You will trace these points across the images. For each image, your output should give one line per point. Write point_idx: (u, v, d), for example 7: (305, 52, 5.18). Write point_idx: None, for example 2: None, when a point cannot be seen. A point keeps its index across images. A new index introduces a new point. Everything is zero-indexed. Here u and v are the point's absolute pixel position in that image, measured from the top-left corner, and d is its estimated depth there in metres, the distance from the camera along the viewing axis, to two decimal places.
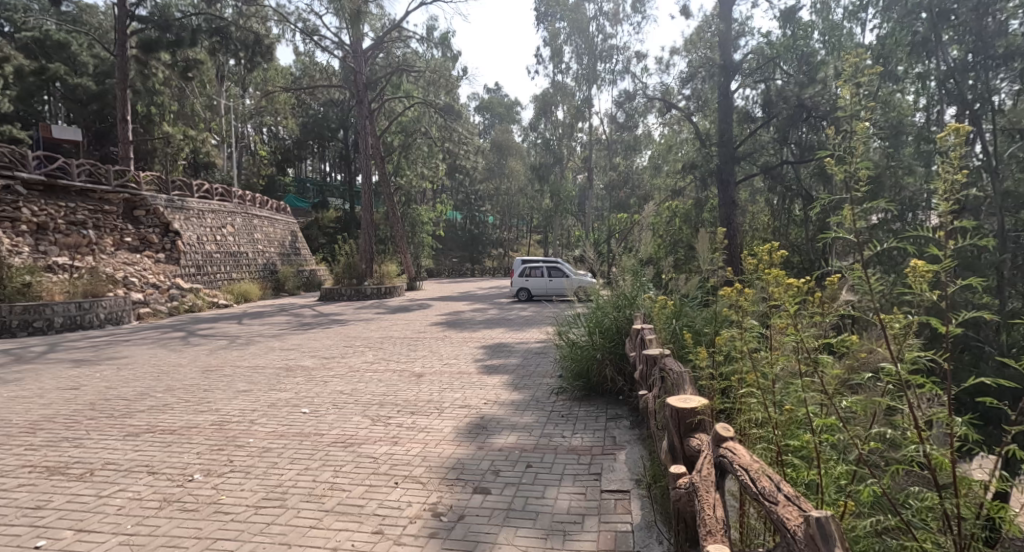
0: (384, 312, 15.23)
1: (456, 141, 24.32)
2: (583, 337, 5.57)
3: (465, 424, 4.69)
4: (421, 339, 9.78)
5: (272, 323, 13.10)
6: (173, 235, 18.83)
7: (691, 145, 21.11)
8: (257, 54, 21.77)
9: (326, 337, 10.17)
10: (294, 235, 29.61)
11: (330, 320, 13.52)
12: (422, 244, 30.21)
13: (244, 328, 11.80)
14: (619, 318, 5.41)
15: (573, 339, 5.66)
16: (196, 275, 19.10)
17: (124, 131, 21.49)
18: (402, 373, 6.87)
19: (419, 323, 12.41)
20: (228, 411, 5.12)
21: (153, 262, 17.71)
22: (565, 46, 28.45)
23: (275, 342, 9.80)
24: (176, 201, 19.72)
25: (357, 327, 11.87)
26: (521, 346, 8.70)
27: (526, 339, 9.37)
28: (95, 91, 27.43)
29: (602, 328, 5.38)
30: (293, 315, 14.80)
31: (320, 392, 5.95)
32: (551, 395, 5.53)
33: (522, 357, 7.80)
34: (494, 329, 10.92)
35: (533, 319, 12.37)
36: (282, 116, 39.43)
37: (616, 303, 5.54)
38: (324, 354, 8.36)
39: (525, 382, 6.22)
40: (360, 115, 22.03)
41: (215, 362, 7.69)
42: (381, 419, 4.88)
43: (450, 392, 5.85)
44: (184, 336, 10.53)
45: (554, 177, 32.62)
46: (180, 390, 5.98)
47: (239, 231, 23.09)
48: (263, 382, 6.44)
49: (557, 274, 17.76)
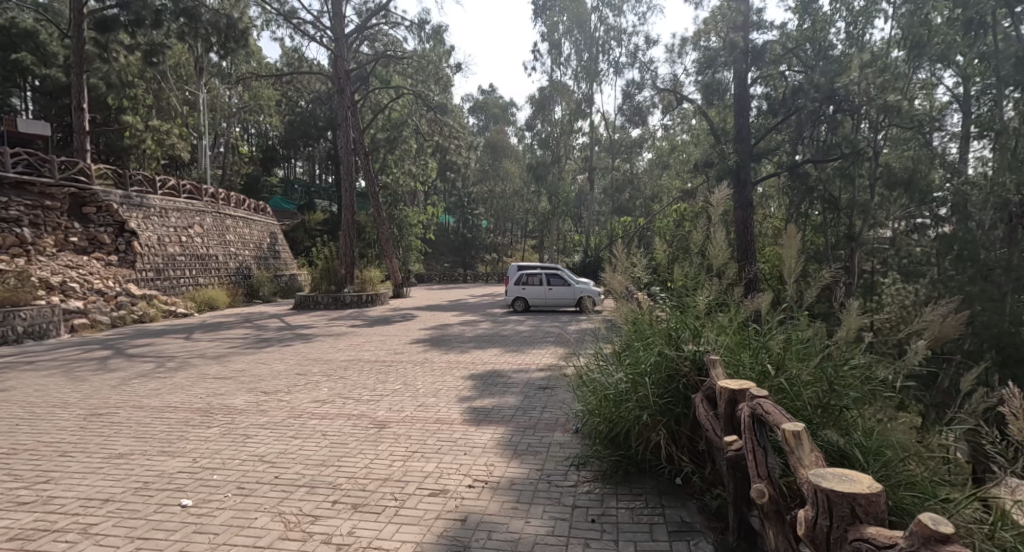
0: (360, 324, 13.35)
1: (446, 136, 22.43)
2: (615, 381, 3.71)
3: (436, 542, 2.84)
4: (397, 364, 7.90)
5: (226, 337, 11.17)
6: (129, 235, 17.00)
7: (702, 142, 19.45)
8: (230, 39, 19.46)
9: (280, 360, 8.26)
10: (274, 236, 27.70)
11: (293, 334, 11.60)
12: (410, 247, 28.46)
13: (187, 345, 9.91)
14: (675, 355, 3.49)
15: (600, 383, 3.82)
16: (153, 280, 17.21)
17: (80, 121, 19.58)
18: (359, 423, 5.00)
19: (398, 339, 10.54)
20: (57, 503, 3.26)
21: (104, 265, 15.86)
22: (564, 39, 26.73)
23: (215, 365, 7.93)
24: (134, 197, 17.84)
25: (324, 345, 9.94)
26: (522, 378, 6.83)
27: (527, 367, 7.49)
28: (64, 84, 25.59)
29: (647, 371, 3.50)
30: (255, 327, 12.89)
31: (230, 457, 4.08)
32: (569, 470, 3.70)
33: (522, 394, 5.99)
34: (486, 350, 9.05)
35: (533, 336, 10.50)
36: (267, 113, 37.63)
37: (670, 335, 3.67)
38: (264, 387, 6.46)
39: (528, 440, 4.41)
40: (343, 106, 20.03)
41: (111, 401, 5.78)
42: (300, 523, 3.03)
43: (418, 462, 3.97)
44: (106, 356, 8.64)
45: (553, 177, 31.07)
46: (21, 455, 4.08)
47: (209, 231, 21.19)
48: (155, 437, 4.55)
49: (557, 281, 15.95)
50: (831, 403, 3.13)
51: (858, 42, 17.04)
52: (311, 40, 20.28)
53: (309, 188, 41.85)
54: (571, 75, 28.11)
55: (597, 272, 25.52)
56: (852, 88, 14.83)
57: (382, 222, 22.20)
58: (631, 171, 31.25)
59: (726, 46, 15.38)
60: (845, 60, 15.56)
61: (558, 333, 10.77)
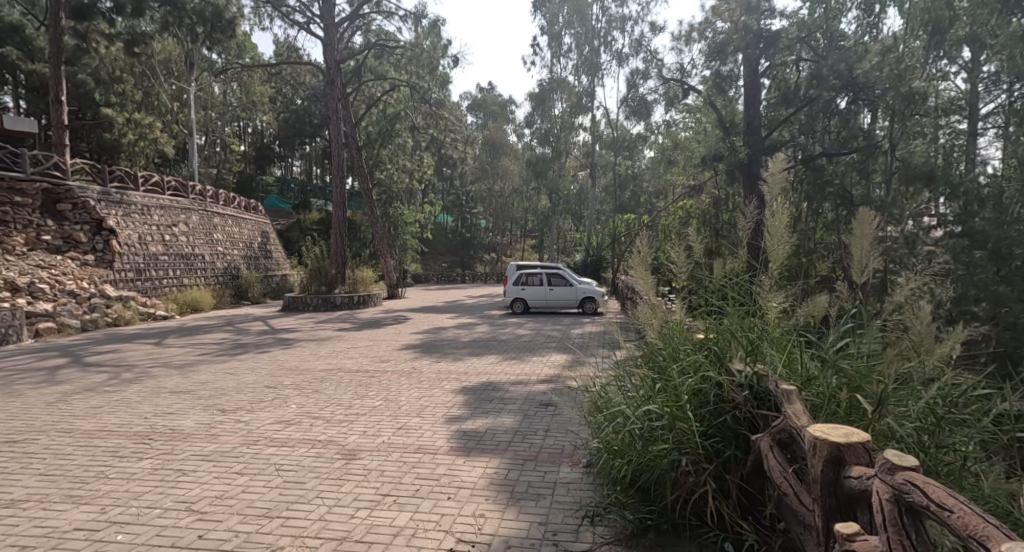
0: (349, 328, 12.46)
1: (442, 129, 21.63)
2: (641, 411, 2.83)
3: None
4: (380, 376, 7.00)
5: (201, 343, 10.29)
6: (107, 233, 16.16)
7: (710, 135, 18.58)
8: (217, 29, 18.55)
9: (251, 370, 7.37)
10: (265, 235, 26.86)
11: (274, 339, 10.72)
12: (405, 246, 27.64)
13: (154, 352, 9.04)
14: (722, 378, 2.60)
15: (621, 412, 2.93)
16: (133, 281, 16.39)
17: (58, 114, 18.76)
18: (324, 454, 4.13)
19: (386, 344, 9.67)
20: None
21: (79, 265, 15.08)
22: (563, 32, 26.00)
23: (177, 376, 7.04)
24: (114, 194, 17.02)
25: (304, 352, 9.06)
26: (520, 392, 5.99)
27: (526, 378, 6.62)
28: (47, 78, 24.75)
29: (689, 401, 2.63)
30: (235, 331, 12.01)
31: (146, 505, 3.20)
32: (580, 528, 2.84)
33: (519, 412, 5.16)
34: (482, 357, 8.18)
35: (534, 341, 9.62)
36: (260, 110, 36.76)
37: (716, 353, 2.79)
38: (222, 404, 5.57)
39: (526, 480, 3.54)
40: (333, 99, 19.15)
41: (37, 423, 4.90)
42: None
43: (385, 513, 3.10)
44: (59, 366, 7.77)
45: (553, 173, 30.15)
46: None
47: (195, 230, 20.37)
48: (66, 475, 3.68)
49: (558, 281, 15.09)
50: (936, 446, 2.38)
51: (872, 30, 16.26)
52: (299, 29, 19.40)
53: (304, 186, 41.04)
54: (571, 69, 27.32)
55: (598, 271, 24.72)
56: (871, 76, 13.84)
57: (376, 221, 21.30)
58: (632, 169, 30.46)
59: (736, 31, 14.57)
60: (862, 47, 14.62)
61: (561, 338, 9.89)
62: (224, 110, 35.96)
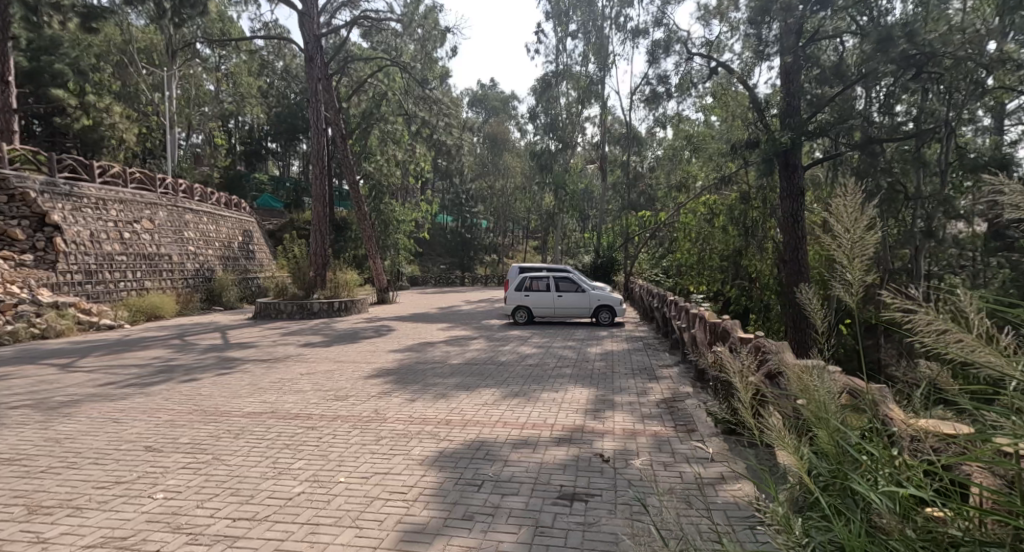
0: (317, 343, 10.34)
1: (436, 113, 19.30)
2: None
3: None
4: (324, 427, 4.84)
5: (121, 364, 8.14)
6: (50, 230, 14.13)
7: (739, 123, 16.44)
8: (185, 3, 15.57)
9: (145, 415, 5.20)
10: (246, 235, 24.79)
11: (216, 359, 8.55)
12: (397, 247, 25.53)
13: (45, 381, 6.89)
14: None
15: None
16: (79, 284, 14.29)
17: (5, 96, 16.97)
18: None
19: (352, 369, 7.53)
20: None
21: (13, 266, 12.99)
22: (573, 15, 23.90)
23: (30, 426, 4.86)
24: (61, 185, 14.99)
25: (243, 380, 6.90)
26: (527, 463, 3.91)
27: (533, 436, 4.46)
28: (27, 70, 22.34)
29: None
30: (177, 347, 9.88)
31: None
32: None
33: (525, 522, 3.05)
34: (478, 392, 6.02)
35: (543, 366, 7.45)
36: (247, 104, 34.59)
37: None
38: (42, 494, 3.40)
39: None
40: (315, 79, 16.97)
41: None
42: None
43: None
44: None
45: (559, 168, 28.02)
46: None
47: (162, 227, 18.33)
48: None
49: (566, 286, 12.92)
50: None
51: None
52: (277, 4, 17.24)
53: (298, 185, 39.07)
54: (580, 56, 25.18)
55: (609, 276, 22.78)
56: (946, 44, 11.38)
57: (364, 218, 19.07)
58: (642, 165, 28.45)
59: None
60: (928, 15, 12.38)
61: (578, 361, 7.74)
62: (211, 103, 33.83)
